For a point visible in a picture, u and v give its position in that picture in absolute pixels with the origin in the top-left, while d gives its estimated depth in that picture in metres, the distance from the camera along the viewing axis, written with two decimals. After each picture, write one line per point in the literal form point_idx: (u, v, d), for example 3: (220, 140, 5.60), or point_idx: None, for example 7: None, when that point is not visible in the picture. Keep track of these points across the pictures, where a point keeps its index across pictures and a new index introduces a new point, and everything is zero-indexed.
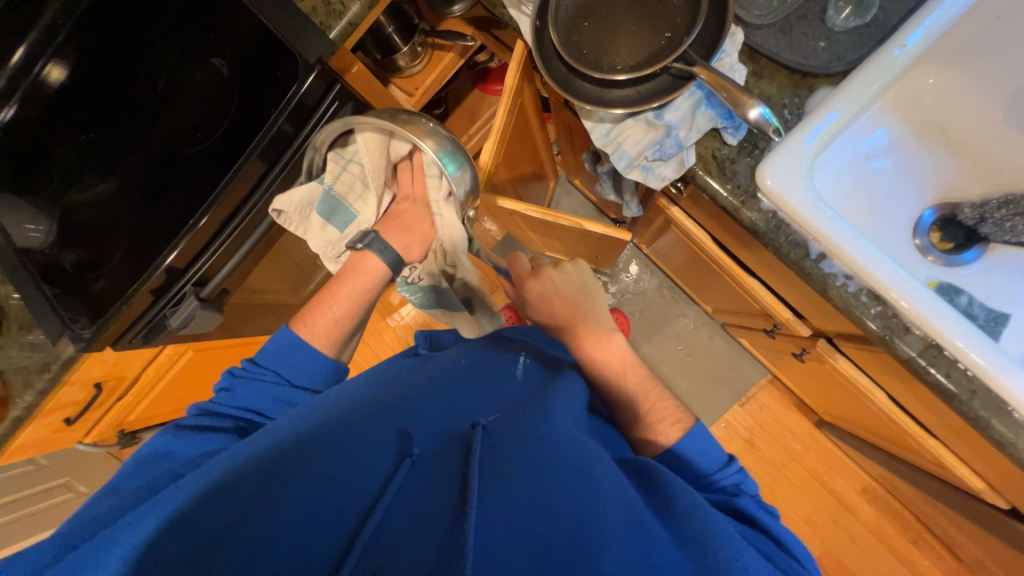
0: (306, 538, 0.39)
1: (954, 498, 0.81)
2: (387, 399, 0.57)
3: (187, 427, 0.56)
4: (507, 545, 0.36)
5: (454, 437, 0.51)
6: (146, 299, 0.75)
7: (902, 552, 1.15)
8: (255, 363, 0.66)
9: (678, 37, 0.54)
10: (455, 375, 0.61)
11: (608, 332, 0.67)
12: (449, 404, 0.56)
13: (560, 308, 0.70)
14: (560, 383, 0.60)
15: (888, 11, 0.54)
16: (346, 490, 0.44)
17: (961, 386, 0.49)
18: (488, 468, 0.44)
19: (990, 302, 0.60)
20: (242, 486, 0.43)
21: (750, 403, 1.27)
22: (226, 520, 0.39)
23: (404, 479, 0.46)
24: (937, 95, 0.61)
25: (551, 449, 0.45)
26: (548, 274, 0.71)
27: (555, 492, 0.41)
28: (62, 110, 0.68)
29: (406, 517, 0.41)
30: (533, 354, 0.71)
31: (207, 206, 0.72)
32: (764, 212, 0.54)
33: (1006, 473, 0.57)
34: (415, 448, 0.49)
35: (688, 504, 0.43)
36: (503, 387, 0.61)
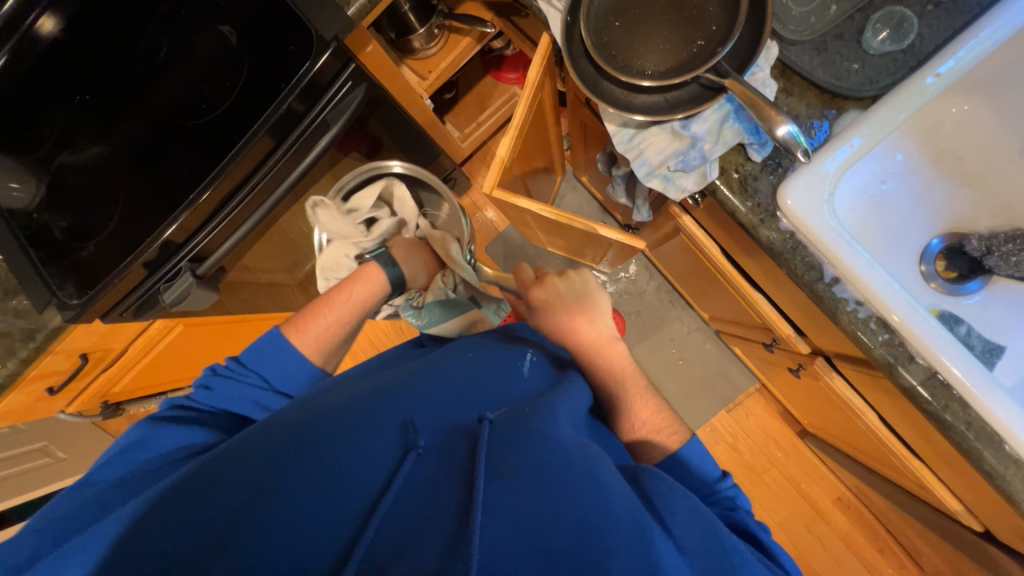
0: (310, 535, 0.40)
1: (926, 515, 0.84)
2: (391, 387, 0.56)
3: (155, 422, 0.54)
4: (512, 550, 0.37)
5: (461, 430, 0.50)
6: (140, 274, 0.73)
7: (868, 560, 1.19)
8: (238, 360, 0.64)
9: (711, 46, 0.52)
10: (460, 368, 0.61)
11: (611, 341, 0.68)
12: (456, 398, 0.55)
13: (563, 314, 0.69)
14: (567, 384, 0.59)
15: (925, 37, 0.53)
16: (348, 483, 0.43)
17: (958, 417, 0.50)
18: (495, 465, 0.44)
19: (988, 333, 0.61)
20: (249, 479, 0.44)
21: (737, 410, 1.29)
22: (229, 515, 0.41)
23: (407, 472, 0.45)
24: (958, 124, 0.61)
25: (559, 452, 0.45)
26: (552, 281, 0.72)
27: (560, 496, 0.41)
28: (58, 68, 0.63)
29: (408, 511, 0.41)
30: (540, 351, 0.70)
31: (210, 181, 0.69)
32: (782, 232, 0.53)
33: (986, 499, 0.59)
34: (421, 440, 0.48)
35: (689, 512, 0.42)
36: (509, 381, 0.61)
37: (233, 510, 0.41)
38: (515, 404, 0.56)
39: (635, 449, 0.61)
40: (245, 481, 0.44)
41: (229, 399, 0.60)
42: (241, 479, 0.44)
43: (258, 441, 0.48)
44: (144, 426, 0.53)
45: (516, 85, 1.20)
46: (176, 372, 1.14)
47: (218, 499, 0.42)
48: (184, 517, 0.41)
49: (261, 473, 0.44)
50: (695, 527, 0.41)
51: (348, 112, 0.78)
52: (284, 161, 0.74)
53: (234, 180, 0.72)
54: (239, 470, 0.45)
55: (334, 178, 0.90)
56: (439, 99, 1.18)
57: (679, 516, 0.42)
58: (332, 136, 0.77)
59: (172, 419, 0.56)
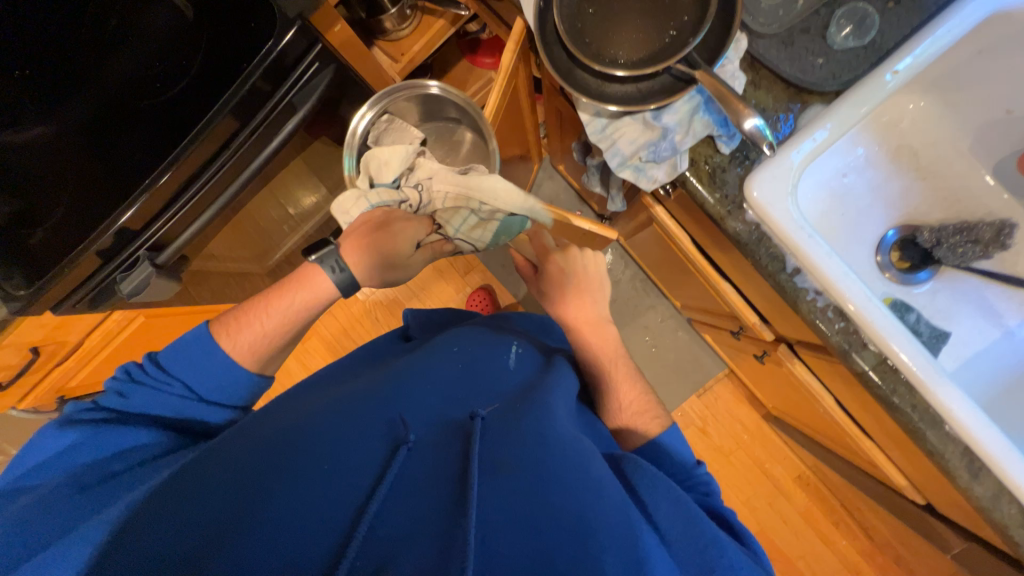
0: (291, 539, 0.38)
1: (876, 491, 0.89)
2: (379, 387, 0.56)
3: (80, 427, 0.51)
4: (509, 547, 0.37)
5: (453, 427, 0.50)
6: (93, 263, 0.69)
7: (826, 534, 1.26)
8: (157, 364, 0.58)
9: (683, 36, 0.52)
10: (445, 366, 0.60)
11: (605, 322, 0.71)
12: (446, 393, 0.55)
13: (568, 292, 0.73)
14: (553, 376, 0.61)
15: (886, 35, 0.55)
16: (335, 476, 0.43)
17: (904, 399, 0.53)
18: (489, 462, 0.44)
19: (936, 320, 0.64)
20: (239, 477, 0.43)
21: (706, 394, 1.34)
22: (225, 514, 0.40)
23: (400, 466, 0.44)
24: (915, 121, 0.64)
25: (552, 445, 0.46)
26: (573, 254, 0.76)
27: (552, 490, 0.42)
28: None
29: (407, 511, 0.41)
30: (524, 343, 0.71)
31: (168, 162, 0.65)
32: (748, 223, 0.55)
33: (927, 474, 0.63)
34: (411, 435, 0.47)
35: (672, 504, 0.45)
36: (495, 374, 0.61)
37: (225, 513, 0.40)
38: (503, 402, 0.55)
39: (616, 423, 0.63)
40: (239, 477, 0.43)
41: (148, 404, 0.56)
42: (227, 483, 0.43)
43: (245, 440, 0.48)
44: (84, 432, 0.50)
45: (492, 70, 1.18)
46: None
47: (208, 492, 0.42)
48: (171, 516, 0.41)
49: (247, 471, 0.44)
50: (675, 516, 0.44)
51: (316, 93, 0.75)
52: (247, 148, 0.71)
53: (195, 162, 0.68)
54: (223, 470, 0.44)
55: (304, 162, 0.87)
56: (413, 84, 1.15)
57: (663, 507, 0.45)
58: (300, 119, 0.74)
59: (85, 421, 0.52)
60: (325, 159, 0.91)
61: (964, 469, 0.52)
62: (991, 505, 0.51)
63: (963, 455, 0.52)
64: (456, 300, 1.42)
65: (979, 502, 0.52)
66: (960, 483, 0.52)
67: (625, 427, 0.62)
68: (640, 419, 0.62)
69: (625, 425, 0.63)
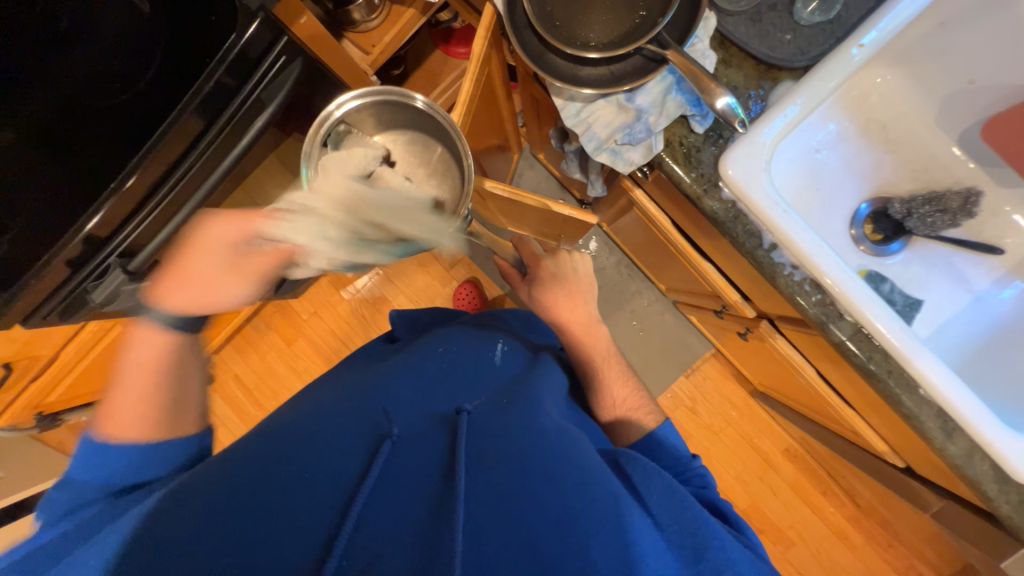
0: (277, 539, 0.38)
1: (861, 459, 0.91)
2: (364, 392, 0.58)
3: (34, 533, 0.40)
4: (496, 538, 0.39)
5: (438, 422, 0.52)
6: (62, 273, 0.67)
7: (814, 503, 1.30)
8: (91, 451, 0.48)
9: (652, 16, 0.52)
10: (431, 367, 0.63)
11: (595, 322, 0.74)
12: (428, 394, 0.58)
13: (562, 288, 0.75)
14: (539, 371, 0.64)
15: (851, 9, 0.55)
16: (323, 473, 0.44)
17: (880, 365, 0.54)
18: (475, 455, 0.46)
19: (908, 289, 0.66)
20: (218, 483, 0.42)
21: (694, 374, 1.36)
22: (208, 515, 0.39)
23: (385, 461, 0.45)
24: (881, 95, 0.65)
25: (536, 438, 0.49)
26: (565, 257, 0.80)
27: (539, 480, 0.44)
28: None
29: (390, 509, 0.41)
30: (510, 341, 0.74)
31: (133, 166, 0.64)
32: (724, 202, 0.56)
33: (906, 438, 0.65)
34: (396, 428, 0.49)
35: (665, 490, 0.46)
36: (480, 372, 0.64)
37: (208, 516, 0.39)
38: (490, 395, 0.58)
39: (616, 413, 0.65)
40: (224, 481, 0.42)
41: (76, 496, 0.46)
42: (208, 494, 0.41)
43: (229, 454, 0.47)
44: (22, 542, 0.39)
45: (466, 60, 1.16)
46: (118, 378, 1.07)
47: (192, 505, 0.40)
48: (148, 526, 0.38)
49: (233, 473, 0.43)
50: (669, 502, 0.45)
51: (285, 90, 0.73)
52: (213, 150, 0.69)
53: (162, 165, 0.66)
54: (199, 480, 0.42)
55: (277, 160, 0.84)
56: (386, 77, 1.13)
57: (655, 494, 0.46)
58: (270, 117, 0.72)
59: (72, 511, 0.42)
60: (300, 157, 0.89)
61: (939, 430, 0.54)
62: (965, 463, 0.54)
63: (937, 416, 0.54)
64: (443, 295, 1.42)
65: (953, 461, 0.54)
66: (935, 444, 0.54)
67: (618, 419, 0.64)
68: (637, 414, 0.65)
69: (621, 418, 0.64)
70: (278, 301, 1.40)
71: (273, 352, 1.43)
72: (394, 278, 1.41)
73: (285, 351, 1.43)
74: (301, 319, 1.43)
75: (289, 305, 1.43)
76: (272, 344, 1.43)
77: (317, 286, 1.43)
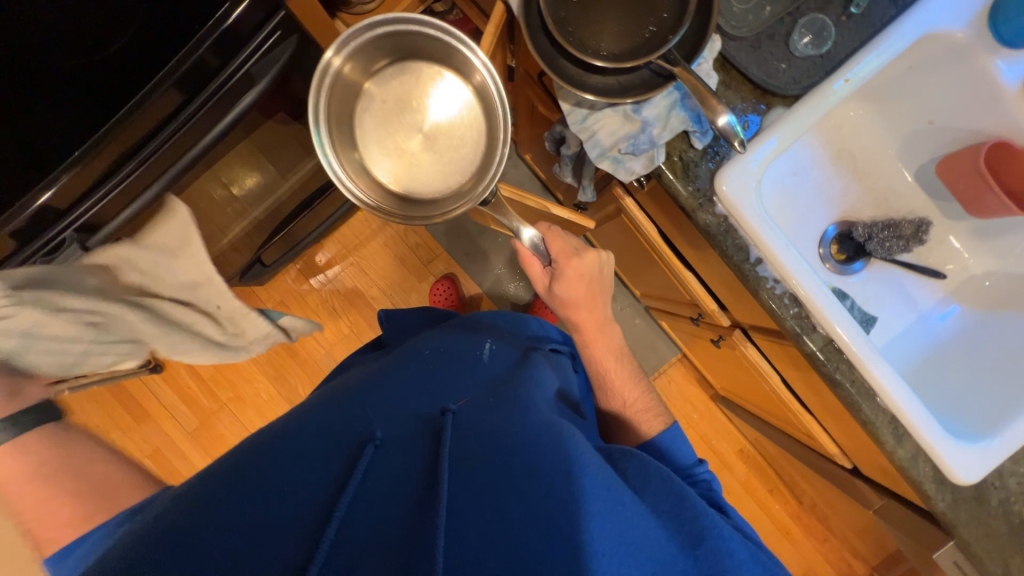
0: (254, 549, 0.37)
1: (810, 460, 0.99)
2: (351, 399, 0.56)
3: None
4: (482, 538, 0.39)
5: (423, 422, 0.52)
6: (7, 245, 0.60)
7: (762, 501, 1.39)
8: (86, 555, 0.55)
9: (662, 33, 0.54)
10: (418, 369, 0.62)
11: (607, 323, 0.73)
12: (416, 394, 0.58)
13: (585, 288, 0.70)
14: (528, 368, 0.64)
15: (839, 46, 0.60)
16: (305, 478, 0.44)
17: (845, 375, 0.59)
18: (458, 451, 0.46)
19: (866, 306, 0.72)
20: (197, 497, 0.41)
21: (661, 377, 1.42)
22: (186, 529, 0.38)
23: (368, 463, 0.46)
24: (853, 127, 0.70)
25: (523, 433, 0.48)
26: (593, 253, 0.70)
27: (524, 475, 0.44)
28: None
29: (373, 513, 0.41)
30: (500, 340, 0.73)
31: (91, 144, 0.59)
32: (717, 216, 0.59)
33: (858, 442, 0.72)
34: (378, 433, 0.49)
35: (661, 481, 0.49)
36: (467, 369, 0.64)
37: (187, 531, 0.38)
38: (477, 393, 0.58)
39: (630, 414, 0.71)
40: (204, 494, 0.41)
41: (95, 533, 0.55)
42: (185, 509, 0.40)
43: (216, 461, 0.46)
44: None
45: None
46: None
47: (167, 524, 0.39)
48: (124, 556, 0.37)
49: (212, 484, 0.42)
50: (665, 493, 0.48)
51: (276, 66, 0.69)
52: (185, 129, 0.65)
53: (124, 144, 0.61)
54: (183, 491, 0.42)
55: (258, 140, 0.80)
56: None
57: (651, 487, 0.48)
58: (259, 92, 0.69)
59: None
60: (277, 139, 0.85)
61: (890, 435, 0.60)
62: (911, 464, 0.60)
63: (889, 422, 0.59)
64: (418, 290, 1.39)
65: (900, 463, 0.60)
66: (886, 447, 0.60)
67: (631, 422, 0.70)
68: (645, 417, 0.70)
69: (629, 419, 0.70)
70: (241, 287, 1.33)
71: None
72: (368, 270, 1.37)
73: None
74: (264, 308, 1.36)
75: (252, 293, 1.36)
76: None
77: (284, 274, 1.36)
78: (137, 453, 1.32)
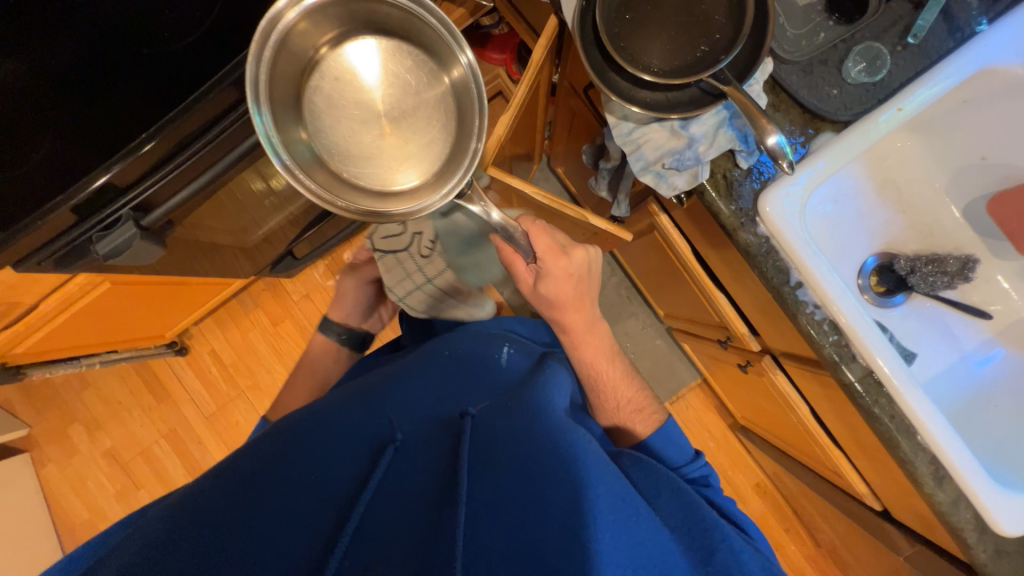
0: (278, 540, 0.38)
1: (835, 499, 0.95)
2: (369, 396, 0.57)
3: None
4: (498, 541, 0.38)
5: (442, 426, 0.52)
6: (67, 220, 0.61)
7: (777, 539, 1.34)
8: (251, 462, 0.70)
9: (715, 53, 0.55)
10: (436, 372, 0.63)
11: (596, 322, 0.69)
12: (435, 397, 0.58)
13: (572, 288, 0.65)
14: (549, 371, 0.64)
15: (893, 74, 0.59)
16: (329, 476, 0.45)
17: (884, 409, 0.57)
18: (476, 454, 0.46)
19: (906, 341, 0.70)
20: (227, 488, 0.42)
21: (679, 401, 1.39)
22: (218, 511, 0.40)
23: (388, 464, 0.46)
24: (900, 158, 0.69)
25: (538, 437, 0.48)
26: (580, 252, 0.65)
27: (544, 481, 0.43)
28: None
29: (392, 511, 0.41)
30: (517, 343, 0.73)
31: (155, 130, 0.59)
32: (759, 236, 0.58)
33: (892, 482, 0.69)
34: (398, 435, 0.50)
35: (673, 492, 0.49)
36: (488, 373, 0.64)
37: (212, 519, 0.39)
38: (497, 397, 0.58)
39: (621, 421, 0.68)
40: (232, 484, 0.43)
41: None
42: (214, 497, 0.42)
43: (242, 452, 0.48)
44: None
45: (500, 67, 1.17)
46: (90, 337, 1.01)
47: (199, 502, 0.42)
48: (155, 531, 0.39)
49: (240, 475, 0.44)
50: (676, 506, 0.48)
51: None
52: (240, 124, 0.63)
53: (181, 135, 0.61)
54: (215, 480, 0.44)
55: None
56: None
57: (662, 497, 0.49)
58: None
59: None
60: None
61: (930, 476, 0.57)
62: (951, 510, 0.57)
63: (930, 462, 0.57)
64: None
65: (939, 507, 0.57)
66: (925, 489, 0.57)
67: (623, 425, 0.68)
68: (639, 416, 0.68)
69: (623, 420, 0.68)
70: (271, 279, 1.37)
71: (257, 330, 1.38)
72: None
73: (270, 331, 1.38)
74: (290, 301, 1.39)
75: (281, 285, 1.39)
76: (257, 323, 1.38)
77: (312, 268, 1.39)
78: (155, 433, 1.34)
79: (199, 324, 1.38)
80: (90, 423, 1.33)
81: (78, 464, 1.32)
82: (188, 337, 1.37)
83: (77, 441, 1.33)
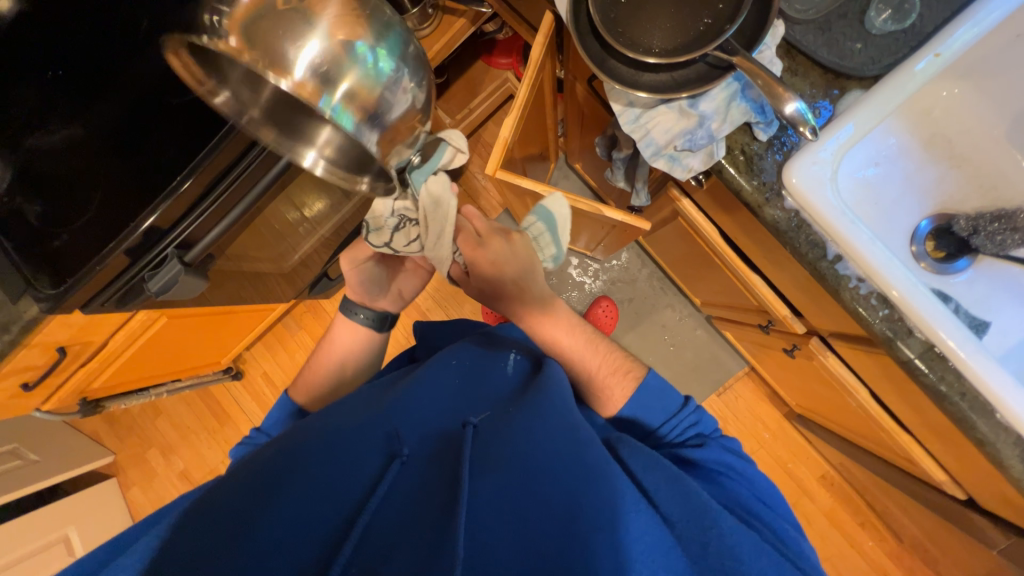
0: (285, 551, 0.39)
1: (913, 489, 0.86)
2: (376, 403, 0.57)
3: None
4: (505, 549, 0.37)
5: (446, 438, 0.52)
6: (122, 262, 0.67)
7: (850, 534, 1.24)
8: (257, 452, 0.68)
9: (719, 23, 0.52)
10: (444, 379, 0.62)
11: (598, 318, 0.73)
12: (443, 406, 0.58)
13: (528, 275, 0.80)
14: (550, 368, 0.62)
15: (925, 18, 0.55)
16: (342, 489, 0.46)
17: (952, 387, 0.51)
18: (477, 460, 0.46)
19: (975, 310, 0.63)
20: (245, 494, 0.44)
21: (726, 393, 1.32)
22: (237, 506, 0.43)
23: (393, 479, 0.47)
24: (948, 108, 0.62)
25: (541, 440, 0.47)
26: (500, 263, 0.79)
27: (543, 483, 0.43)
28: (41, 41, 0.63)
29: (395, 518, 0.43)
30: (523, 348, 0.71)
31: (191, 169, 0.63)
32: (787, 211, 0.55)
33: (973, 467, 0.62)
34: (404, 449, 0.50)
35: (680, 494, 0.44)
36: (492, 383, 0.63)
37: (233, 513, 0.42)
38: (495, 408, 0.58)
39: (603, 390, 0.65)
40: (244, 489, 0.45)
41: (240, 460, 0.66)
42: (226, 499, 0.44)
43: (256, 461, 0.50)
44: None
45: (508, 70, 1.18)
46: (155, 369, 1.10)
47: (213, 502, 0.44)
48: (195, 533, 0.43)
49: (251, 485, 0.45)
50: (680, 502, 0.43)
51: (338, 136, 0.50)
52: (257, 163, 0.67)
53: (213, 173, 0.65)
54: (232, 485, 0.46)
55: None
56: None
57: (663, 491, 0.45)
58: None
59: None
60: None
61: (1017, 460, 0.50)
62: None
63: (1015, 445, 0.50)
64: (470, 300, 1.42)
65: None
66: (1012, 473, 0.51)
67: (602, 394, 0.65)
68: (616, 380, 0.65)
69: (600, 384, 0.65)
70: (310, 300, 1.44)
71: (301, 349, 1.45)
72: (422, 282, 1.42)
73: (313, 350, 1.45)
74: (330, 319, 1.46)
75: (320, 305, 1.46)
76: (300, 343, 1.46)
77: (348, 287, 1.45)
78: (220, 453, 1.44)
79: (250, 349, 1.47)
80: (164, 447, 1.45)
81: (157, 485, 1.44)
82: (242, 360, 1.47)
83: (154, 464, 1.45)
